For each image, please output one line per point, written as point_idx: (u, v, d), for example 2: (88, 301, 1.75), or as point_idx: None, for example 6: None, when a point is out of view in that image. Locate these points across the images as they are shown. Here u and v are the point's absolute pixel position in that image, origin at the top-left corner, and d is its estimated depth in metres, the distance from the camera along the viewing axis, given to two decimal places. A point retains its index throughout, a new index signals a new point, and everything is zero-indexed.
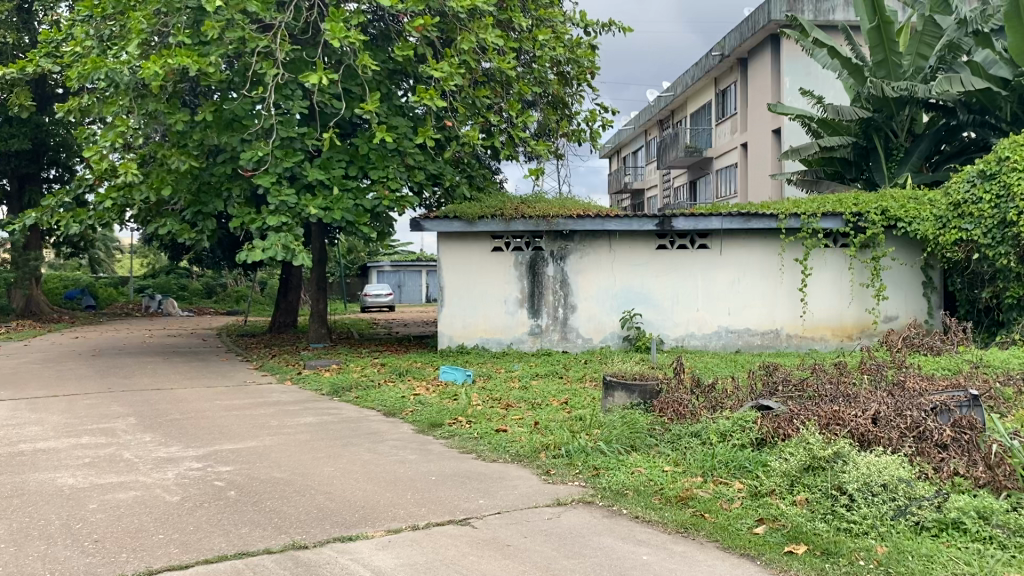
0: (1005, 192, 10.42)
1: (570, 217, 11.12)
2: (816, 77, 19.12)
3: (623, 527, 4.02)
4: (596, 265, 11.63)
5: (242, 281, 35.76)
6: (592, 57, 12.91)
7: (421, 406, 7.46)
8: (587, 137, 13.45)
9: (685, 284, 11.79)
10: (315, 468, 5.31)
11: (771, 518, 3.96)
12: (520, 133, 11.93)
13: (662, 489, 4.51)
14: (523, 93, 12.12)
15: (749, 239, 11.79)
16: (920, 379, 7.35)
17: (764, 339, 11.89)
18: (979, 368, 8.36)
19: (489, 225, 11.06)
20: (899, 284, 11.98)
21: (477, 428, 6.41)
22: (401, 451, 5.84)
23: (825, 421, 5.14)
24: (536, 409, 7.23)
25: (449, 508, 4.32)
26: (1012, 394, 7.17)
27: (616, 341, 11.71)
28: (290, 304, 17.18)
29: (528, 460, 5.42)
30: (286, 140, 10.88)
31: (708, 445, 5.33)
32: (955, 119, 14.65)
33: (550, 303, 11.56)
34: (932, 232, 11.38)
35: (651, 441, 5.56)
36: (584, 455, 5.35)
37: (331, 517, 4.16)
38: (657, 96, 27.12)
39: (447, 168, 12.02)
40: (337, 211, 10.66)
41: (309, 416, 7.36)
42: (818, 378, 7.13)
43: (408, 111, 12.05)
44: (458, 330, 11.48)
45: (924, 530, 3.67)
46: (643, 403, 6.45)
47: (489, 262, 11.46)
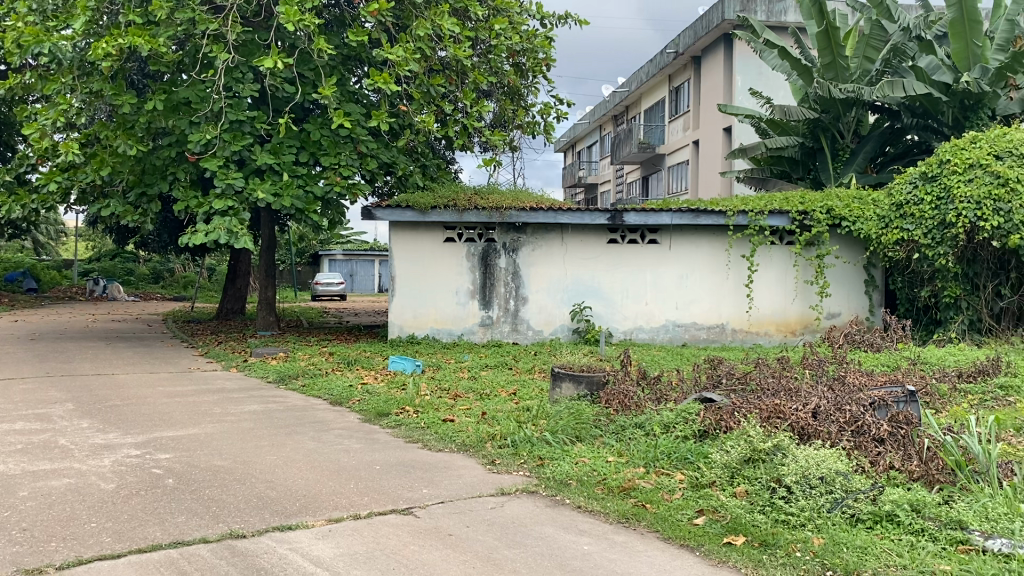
0: (945, 194, 10.69)
1: (523, 209, 11.10)
2: (766, 77, 19.36)
3: (565, 517, 4.04)
4: (548, 258, 11.65)
5: (190, 268, 35.12)
6: (548, 49, 12.89)
7: (368, 396, 7.39)
8: (540, 130, 13.45)
9: (635, 279, 11.88)
10: (257, 456, 5.24)
11: (710, 509, 4.00)
12: (475, 123, 11.89)
13: (605, 479, 4.54)
14: (478, 83, 11.99)
15: (699, 235, 11.92)
16: (860, 374, 7.53)
17: (710, 334, 12.07)
18: (916, 365, 8.60)
19: (441, 215, 10.96)
20: (842, 281, 12.23)
21: (424, 417, 6.38)
22: (345, 440, 5.78)
23: (765, 415, 5.20)
24: (484, 399, 7.23)
25: (392, 498, 4.28)
26: (947, 391, 7.39)
27: (566, 333, 11.76)
28: (238, 291, 16.91)
29: (474, 450, 5.41)
30: (235, 123, 10.68)
31: (651, 437, 5.39)
32: (900, 122, 15.12)
33: (501, 295, 11.55)
34: (875, 231, 11.64)
35: (596, 432, 5.58)
36: (529, 445, 5.35)
37: (271, 507, 4.09)
38: (612, 91, 27.23)
39: (401, 157, 11.93)
40: (286, 197, 10.51)
41: (253, 404, 7.24)
42: (762, 372, 7.25)
43: (361, 98, 11.91)
44: (408, 320, 11.39)
45: (859, 523, 3.74)
46: (590, 395, 6.52)
47: (441, 253, 11.39)
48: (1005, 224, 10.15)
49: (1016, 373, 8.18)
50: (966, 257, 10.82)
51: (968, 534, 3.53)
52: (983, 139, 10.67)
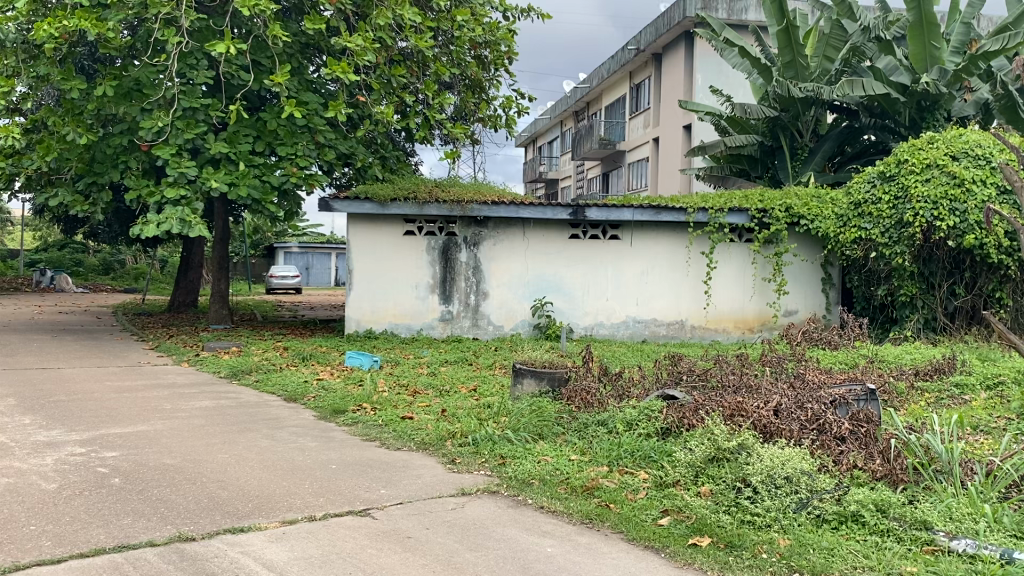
0: (902, 194, 10.81)
1: (485, 203, 10.97)
2: (727, 75, 19.45)
3: (528, 518, 3.93)
4: (509, 253, 11.54)
5: (142, 260, 34.37)
6: (510, 42, 12.77)
7: (324, 392, 7.22)
8: (502, 124, 13.33)
9: (596, 274, 11.83)
10: (209, 454, 5.06)
11: (675, 509, 3.93)
12: (436, 114, 11.73)
13: (568, 478, 4.45)
14: (440, 75, 11.84)
15: (660, 231, 11.92)
16: (818, 372, 7.57)
17: (669, 330, 12.08)
18: (873, 363, 8.66)
19: (401, 208, 10.77)
20: (799, 279, 12.33)
21: (382, 415, 6.23)
22: (300, 438, 5.62)
23: (728, 412, 5.16)
24: (443, 396, 7.11)
25: (348, 498, 4.15)
26: (904, 389, 7.46)
27: (527, 328, 11.67)
28: (191, 283, 16.55)
29: (433, 448, 5.29)
30: (189, 110, 10.38)
31: (614, 434, 5.31)
32: (858, 122, 15.31)
33: (462, 289, 11.41)
34: (833, 230, 11.75)
35: (558, 429, 5.50)
36: (490, 443, 5.23)
37: (222, 508, 3.93)
38: (573, 87, 27.19)
39: (360, 148, 11.74)
40: (242, 186, 10.28)
41: (204, 400, 7.03)
42: (721, 369, 7.24)
43: (320, 88, 11.68)
44: (367, 315, 11.20)
45: (825, 523, 3.70)
46: (551, 391, 6.44)
47: (401, 247, 11.21)
48: (960, 224, 10.23)
49: (970, 371, 8.28)
50: (923, 257, 10.92)
51: (933, 534, 3.50)
52: (940, 140, 10.77)
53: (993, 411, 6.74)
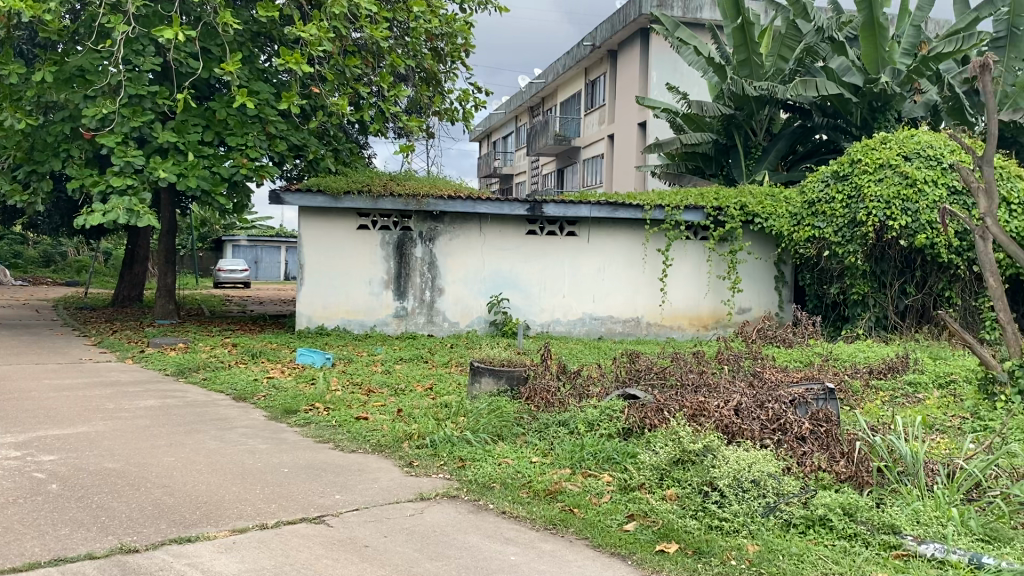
0: (856, 193, 10.91)
1: (441, 197, 10.80)
2: (682, 73, 19.50)
3: (489, 524, 3.80)
4: (465, 248, 11.38)
5: (84, 252, 33.42)
6: (467, 35, 12.60)
7: (275, 391, 7.00)
8: (458, 117, 13.16)
9: (552, 271, 11.73)
10: (153, 457, 4.83)
11: (641, 514, 3.83)
12: (391, 107, 11.51)
13: (530, 481, 4.33)
14: (396, 66, 11.62)
15: (617, 228, 11.87)
16: (775, 370, 7.58)
17: (625, 327, 12.04)
18: (828, 362, 8.72)
19: (355, 201, 10.54)
20: (753, 277, 12.39)
21: (335, 415, 6.04)
22: (250, 439, 5.41)
23: (690, 412, 5.10)
24: (399, 395, 6.95)
25: (302, 505, 3.97)
26: (859, 388, 7.51)
27: (483, 325, 11.54)
28: (135, 276, 16.08)
29: (389, 450, 5.12)
30: (134, 98, 10.02)
31: (575, 435, 5.20)
32: (811, 121, 15.43)
33: (417, 285, 11.23)
34: (787, 229, 11.82)
35: (518, 430, 5.38)
36: (448, 445, 5.08)
37: (167, 516, 3.73)
38: (528, 83, 27.09)
39: (312, 140, 11.49)
40: (191, 177, 9.96)
41: (149, 399, 6.76)
42: (679, 368, 7.21)
43: (271, 78, 11.38)
44: (319, 311, 10.95)
45: (791, 528, 3.63)
46: (510, 390, 6.34)
47: (355, 241, 10.98)
48: (912, 223, 10.34)
49: (923, 369, 8.37)
50: (875, 256, 11.03)
51: (900, 539, 3.45)
52: (893, 140, 10.90)
53: (947, 409, 6.81)
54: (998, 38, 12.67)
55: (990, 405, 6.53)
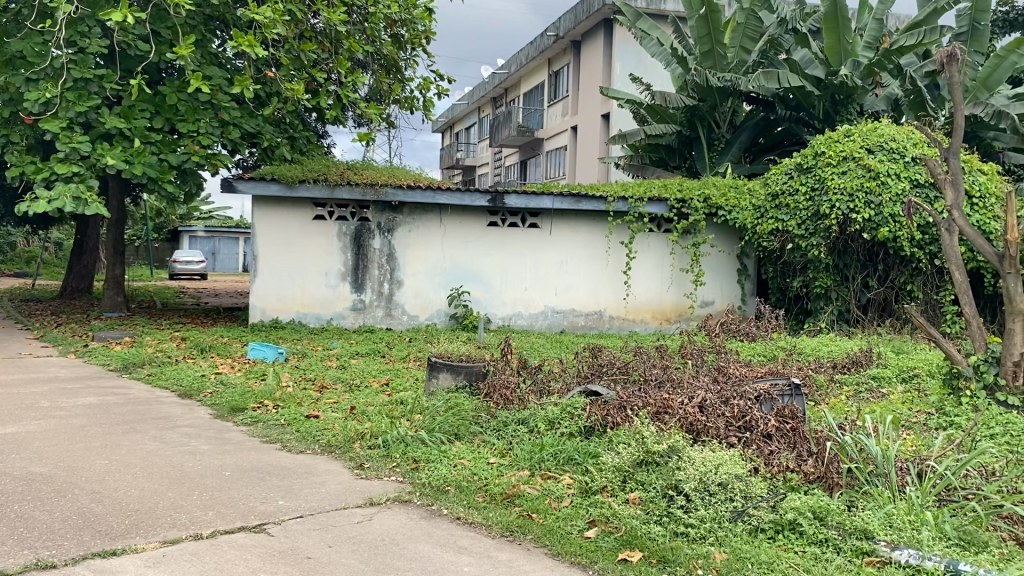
0: (819, 186, 10.82)
1: (400, 187, 10.51)
2: (646, 64, 19.37)
3: (443, 532, 3.58)
4: (424, 240, 11.11)
5: (34, 243, 32.50)
6: (428, 22, 12.31)
7: (223, 387, 6.70)
8: (418, 106, 12.87)
9: (514, 264, 11.52)
10: (86, 460, 4.53)
11: (603, 519, 3.63)
12: (349, 93, 11.18)
13: (487, 485, 4.11)
14: (354, 52, 11.29)
15: (579, 220, 11.68)
16: (740, 365, 7.45)
17: (587, 320, 11.88)
18: (792, 356, 8.63)
19: (310, 190, 10.21)
20: (716, 270, 12.30)
21: (284, 413, 5.77)
22: (192, 440, 5.12)
23: (654, 410, 4.92)
24: (353, 391, 6.70)
25: (241, 512, 3.71)
26: (824, 382, 7.42)
27: (443, 319, 11.28)
28: (84, 267, 15.57)
29: (340, 451, 4.87)
30: (79, 81, 9.58)
31: (535, 435, 4.99)
32: (774, 114, 15.37)
33: (375, 278, 10.93)
34: (750, 221, 11.71)
35: (476, 429, 5.15)
36: (401, 446, 4.84)
37: (93, 527, 3.45)
38: (491, 73, 26.81)
39: (267, 127, 11.14)
40: (138, 165, 9.57)
41: (88, 397, 6.42)
42: (642, 362, 7.06)
43: (224, 63, 11.00)
44: (273, 304, 10.60)
45: (760, 533, 3.46)
46: (468, 386, 6.14)
47: (311, 232, 10.65)
48: (875, 216, 10.29)
49: (886, 364, 8.30)
50: (838, 249, 10.96)
51: (874, 544, 3.29)
52: (856, 133, 10.84)
53: (912, 404, 6.72)
54: (959, 32, 12.70)
55: (955, 400, 6.46)
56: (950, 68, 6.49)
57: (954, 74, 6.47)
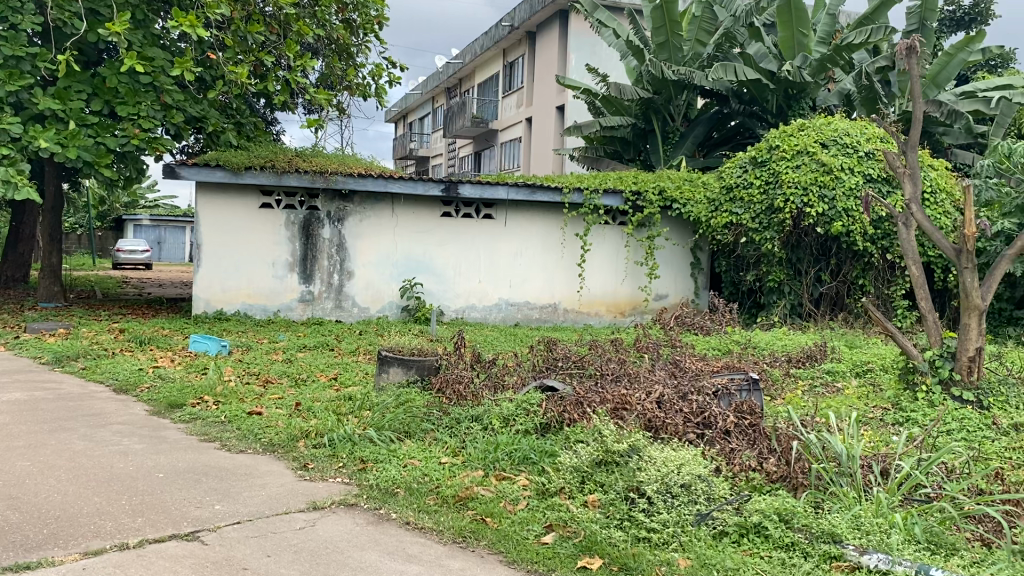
0: (773, 179, 10.78)
1: (350, 175, 10.21)
2: (601, 56, 19.23)
3: (390, 539, 3.35)
4: (376, 230, 10.83)
5: None
6: (380, 6, 12.00)
7: (161, 382, 6.39)
8: (371, 93, 12.55)
9: (468, 255, 11.31)
10: (6, 462, 4.21)
11: (560, 523, 3.45)
12: (298, 78, 10.82)
13: (438, 487, 3.90)
14: (303, 35, 10.93)
15: (534, 212, 11.51)
16: (696, 359, 7.34)
17: (542, 313, 11.74)
18: (747, 350, 8.57)
19: (257, 177, 9.86)
20: (670, 264, 12.23)
21: (225, 410, 5.49)
22: (123, 438, 4.81)
23: (612, 406, 4.77)
24: (299, 386, 6.44)
25: (173, 519, 3.46)
26: (779, 376, 7.35)
27: (394, 311, 11.03)
28: (20, 256, 14.96)
29: (283, 451, 4.62)
30: (10, 59, 9.10)
31: (489, 432, 4.79)
32: (727, 107, 15.23)
33: (324, 268, 10.63)
34: (705, 214, 11.64)
35: (427, 426, 4.92)
36: (349, 445, 4.60)
37: (7, 537, 3.17)
38: (445, 63, 26.48)
39: (212, 112, 10.74)
40: (73, 148, 9.15)
41: (14, 392, 6.05)
42: (598, 356, 6.91)
43: (167, 44, 10.56)
44: (216, 295, 10.22)
45: (724, 537, 3.31)
46: (420, 381, 5.98)
47: (256, 221, 10.30)
48: (829, 210, 10.28)
49: (840, 358, 8.27)
50: (791, 243, 10.95)
51: (841, 549, 3.16)
52: (810, 127, 10.82)
53: (867, 399, 6.67)
54: (910, 30, 12.77)
55: (911, 395, 6.40)
56: (910, 61, 6.45)
57: (913, 66, 6.42)
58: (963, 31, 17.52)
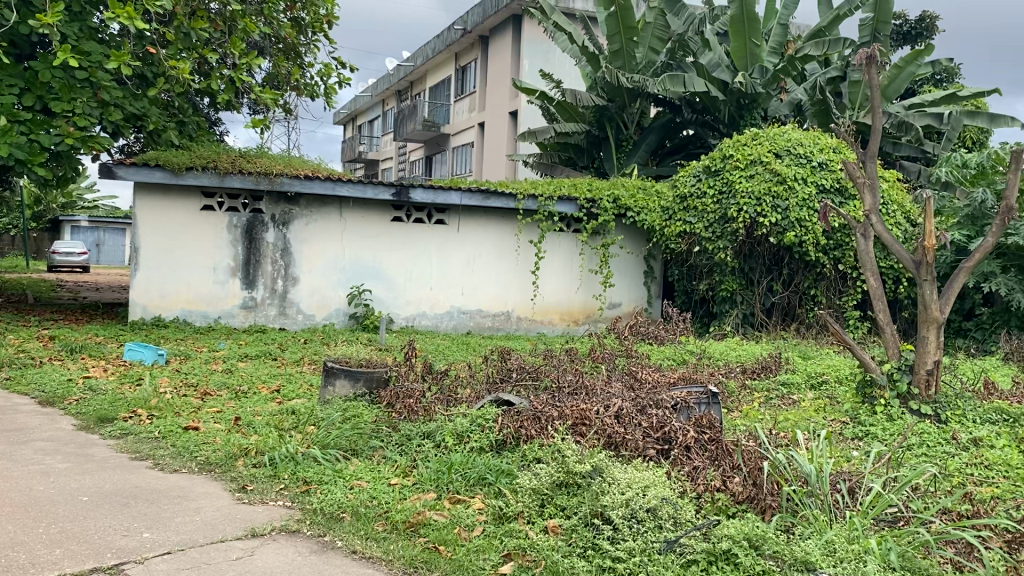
0: (727, 189, 10.73)
1: (297, 177, 9.88)
2: (554, 62, 19.13)
3: (335, 570, 3.09)
4: (323, 235, 10.50)
5: None
6: (330, 5, 11.69)
7: (91, 394, 6.00)
8: (320, 93, 12.22)
9: (418, 262, 11.04)
10: None
11: (519, 552, 3.24)
12: (243, 77, 10.45)
13: (388, 511, 3.65)
14: (249, 33, 10.57)
15: (487, 217, 11.30)
16: (652, 370, 7.19)
17: (494, 321, 11.52)
18: (703, 360, 8.45)
19: (198, 178, 9.48)
20: (624, 272, 12.12)
21: (158, 425, 5.14)
22: (45, 457, 4.45)
23: (571, 422, 4.57)
24: (239, 399, 6.12)
25: (96, 549, 3.16)
26: (736, 388, 7.23)
27: (342, 318, 10.69)
28: None
29: (219, 471, 4.32)
30: None
31: (442, 450, 4.54)
32: (680, 116, 15.20)
33: (268, 273, 10.26)
34: (658, 223, 11.55)
35: (375, 444, 4.67)
36: (291, 465, 4.32)
37: None
38: (396, 66, 26.13)
39: (153, 110, 10.31)
40: (3, 145, 8.70)
41: None
42: (552, 367, 6.72)
43: (105, 38, 10.11)
44: (154, 300, 9.80)
45: (692, 566, 3.11)
46: (368, 394, 5.73)
47: (198, 223, 9.90)
48: (782, 221, 10.24)
49: (795, 369, 8.20)
50: (744, 253, 10.91)
51: None
52: (764, 137, 10.81)
53: (825, 412, 6.57)
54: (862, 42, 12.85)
55: (869, 409, 6.31)
56: (870, 71, 6.38)
57: (873, 76, 6.36)
58: (909, 46, 17.81)
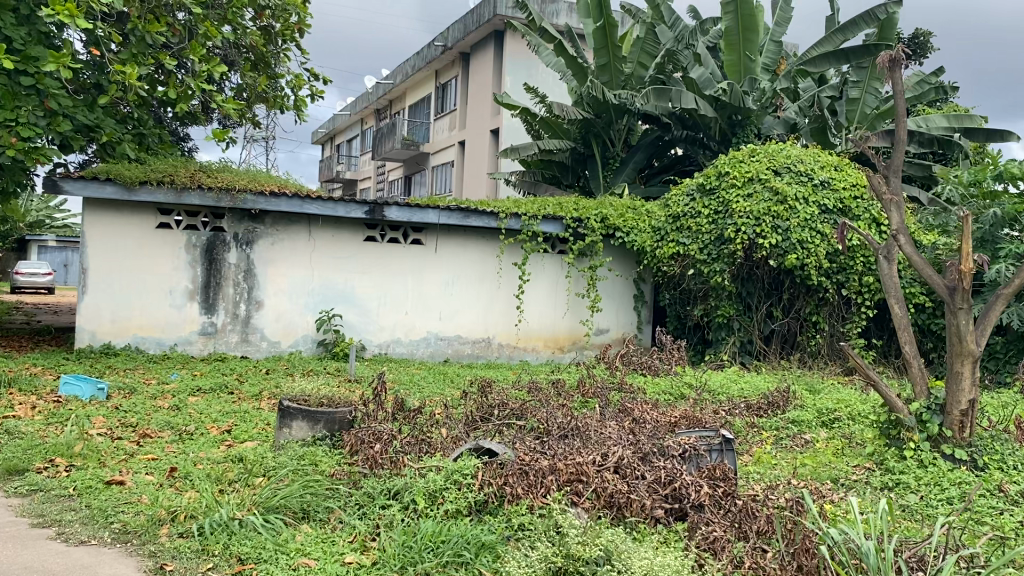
0: (722, 209, 10.05)
1: (261, 194, 9.11)
2: (537, 79, 18.51)
3: None
4: (289, 256, 9.73)
5: None
6: (302, 12, 10.98)
7: (8, 438, 5.18)
8: (290, 105, 11.48)
9: (393, 285, 10.29)
10: None
11: None
12: (205, 86, 9.68)
13: None
14: (211, 38, 9.81)
15: (467, 237, 10.59)
16: (651, 406, 6.45)
17: (475, 348, 10.77)
18: (703, 394, 7.73)
19: (153, 194, 8.67)
20: (612, 296, 11.42)
21: (76, 479, 4.34)
22: None
23: (564, 478, 3.82)
24: (183, 442, 5.34)
25: None
26: (742, 428, 6.50)
27: (309, 346, 9.90)
28: None
29: (137, 543, 3.53)
30: None
31: (410, 515, 3.77)
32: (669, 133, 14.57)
33: (229, 297, 9.47)
34: (649, 243, 10.86)
35: (329, 506, 3.91)
36: (225, 535, 3.54)
37: None
38: (374, 84, 25.43)
39: (107, 120, 9.53)
40: None
41: None
42: (539, 404, 5.97)
43: (55, 41, 9.30)
44: (104, 326, 8.96)
45: None
46: (329, 437, 4.99)
47: (152, 242, 9.10)
48: (782, 242, 9.57)
49: (804, 404, 7.48)
50: (741, 276, 10.23)
51: None
52: (762, 153, 10.15)
53: (844, 457, 5.85)
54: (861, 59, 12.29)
55: (895, 453, 5.60)
56: (894, 76, 5.69)
57: (897, 82, 5.68)
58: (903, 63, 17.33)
